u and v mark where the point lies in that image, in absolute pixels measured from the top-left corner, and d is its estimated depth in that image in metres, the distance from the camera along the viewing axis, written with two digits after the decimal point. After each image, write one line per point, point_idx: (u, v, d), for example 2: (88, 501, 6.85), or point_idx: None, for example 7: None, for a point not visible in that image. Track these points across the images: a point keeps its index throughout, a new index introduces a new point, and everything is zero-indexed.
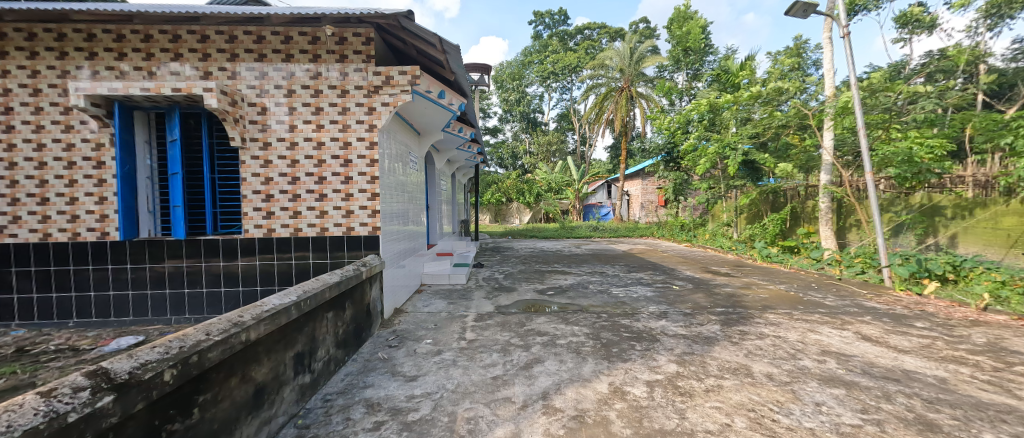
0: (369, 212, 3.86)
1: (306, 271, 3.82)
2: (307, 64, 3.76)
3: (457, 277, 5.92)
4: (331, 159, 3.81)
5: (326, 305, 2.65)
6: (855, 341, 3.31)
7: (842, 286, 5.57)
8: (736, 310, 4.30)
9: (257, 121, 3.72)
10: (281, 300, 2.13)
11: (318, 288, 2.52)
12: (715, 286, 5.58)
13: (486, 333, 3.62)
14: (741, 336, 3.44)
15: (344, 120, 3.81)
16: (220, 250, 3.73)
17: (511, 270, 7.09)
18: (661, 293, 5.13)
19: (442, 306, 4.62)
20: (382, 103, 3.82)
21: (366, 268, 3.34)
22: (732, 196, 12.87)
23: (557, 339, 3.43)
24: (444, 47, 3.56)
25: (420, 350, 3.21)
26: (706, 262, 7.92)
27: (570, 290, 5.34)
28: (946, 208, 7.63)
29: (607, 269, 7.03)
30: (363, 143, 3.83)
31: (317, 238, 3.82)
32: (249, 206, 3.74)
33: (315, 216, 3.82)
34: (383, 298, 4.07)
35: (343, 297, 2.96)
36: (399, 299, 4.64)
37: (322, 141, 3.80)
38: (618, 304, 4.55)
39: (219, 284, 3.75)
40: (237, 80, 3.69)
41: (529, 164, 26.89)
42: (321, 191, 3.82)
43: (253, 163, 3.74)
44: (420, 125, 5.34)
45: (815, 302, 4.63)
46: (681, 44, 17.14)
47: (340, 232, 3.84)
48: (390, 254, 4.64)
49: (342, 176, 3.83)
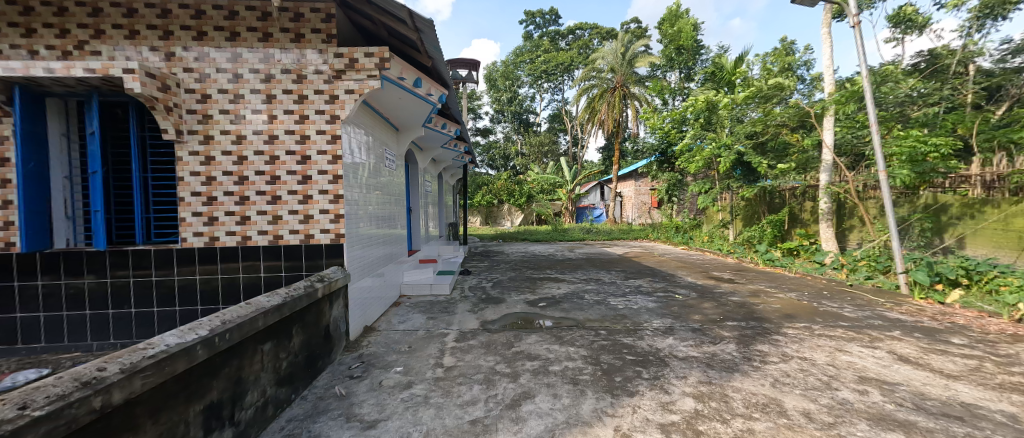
0: (331, 217, 3.33)
1: (257, 286, 3.28)
2: (255, 44, 3.21)
3: (440, 286, 5.39)
4: (285, 155, 3.27)
5: (262, 335, 2.12)
6: (892, 363, 2.87)
7: (856, 294, 5.15)
8: (750, 324, 3.83)
9: (197, 111, 3.17)
10: (181, 338, 1.59)
11: (248, 315, 1.98)
12: (721, 295, 5.12)
13: (467, 358, 3.10)
14: (761, 358, 2.98)
15: (301, 109, 3.27)
16: (153, 262, 3.16)
17: (500, 278, 6.56)
18: (664, 303, 4.66)
19: (420, 322, 4.07)
20: (346, 91, 3.29)
21: (322, 285, 2.81)
22: (729, 198, 12.54)
23: (550, 365, 2.92)
24: (416, 24, 3.06)
25: (386, 383, 2.67)
26: (707, 267, 7.50)
27: (564, 301, 4.84)
28: (953, 207, 7.27)
29: (603, 276, 6.55)
30: (324, 137, 3.30)
31: (269, 248, 3.27)
32: (187, 211, 3.18)
33: (267, 222, 3.26)
34: (350, 316, 3.51)
35: (290, 322, 2.42)
36: (372, 314, 4.09)
37: (275, 134, 3.26)
38: (617, 319, 4.06)
39: (151, 303, 3.18)
40: (173, 62, 3.15)
41: (520, 166, 26.47)
42: (274, 193, 3.27)
43: (192, 160, 3.18)
44: (397, 119, 4.81)
45: (833, 313, 4.19)
46: (675, 43, 16.69)
47: (297, 240, 3.30)
48: (365, 262, 4.09)
49: (299, 175, 3.29)
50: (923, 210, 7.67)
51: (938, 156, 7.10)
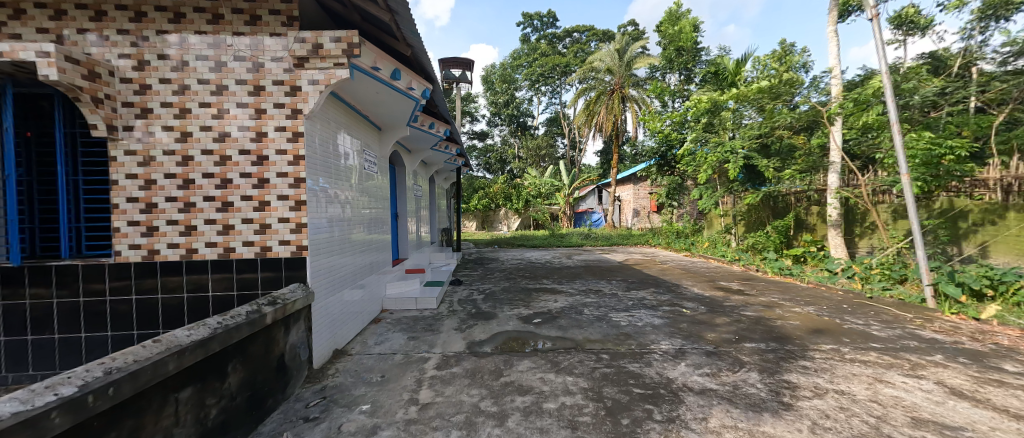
0: (292, 227, 2.90)
1: (204, 306, 2.83)
2: (204, 27, 2.79)
3: (426, 301, 4.92)
4: (237, 156, 2.82)
5: (176, 380, 1.67)
6: (947, 400, 2.44)
7: (878, 307, 4.73)
8: (771, 345, 3.39)
9: (135, 104, 2.74)
10: (28, 404, 1.15)
11: (150, 358, 1.54)
12: (733, 309, 4.68)
13: (447, 392, 2.64)
14: (792, 392, 2.54)
15: (257, 102, 2.84)
16: (81, 280, 2.70)
17: (492, 289, 6.10)
18: (672, 320, 4.22)
19: (399, 344, 3.61)
20: (309, 81, 2.87)
21: (274, 308, 2.37)
22: (731, 202, 12.15)
23: (544, 402, 2.47)
24: (388, 3, 2.64)
25: (346, 429, 2.21)
26: (713, 277, 7.06)
27: (561, 317, 4.39)
28: (972, 213, 6.86)
29: (603, 286, 6.12)
30: (283, 134, 2.87)
31: (218, 261, 2.82)
32: (121, 220, 2.73)
33: (216, 233, 2.82)
34: (316, 337, 3.05)
35: (224, 359, 1.97)
36: (345, 334, 3.62)
37: (226, 131, 2.81)
38: (620, 339, 3.61)
39: (77, 328, 2.72)
40: (105, 46, 2.71)
41: (517, 169, 26.01)
42: (224, 199, 2.82)
43: (128, 160, 2.73)
44: (378, 116, 4.39)
45: (860, 332, 3.77)
46: (674, 44, 16.14)
47: (252, 253, 2.86)
48: (339, 275, 3.63)
49: (255, 177, 2.85)
50: (938, 215, 7.28)
51: (954, 159, 6.71)
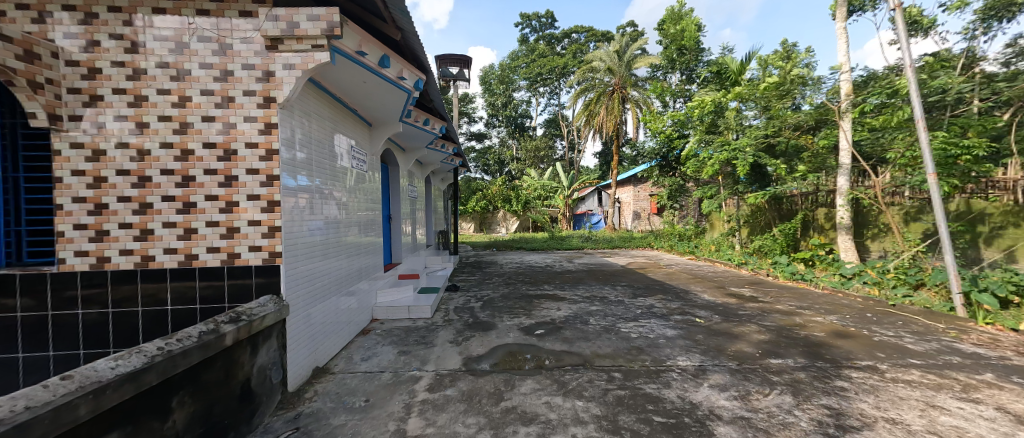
0: (263, 231, 2.55)
1: (162, 321, 2.48)
2: (162, 3, 2.45)
3: (419, 309, 4.56)
4: (201, 150, 2.48)
5: (93, 426, 1.32)
6: (1017, 431, 2.11)
7: (906, 317, 4.40)
8: (800, 362, 3.07)
9: (83, 91, 2.39)
10: None
11: (49, 401, 1.18)
12: (750, 318, 4.36)
13: (439, 421, 2.29)
14: (838, 421, 2.21)
15: (224, 90, 2.51)
16: (18, 292, 2.35)
17: (490, 296, 5.75)
18: (686, 331, 3.90)
19: (388, 360, 3.26)
20: (284, 66, 2.54)
21: (236, 327, 2.02)
22: (735, 204, 11.84)
23: (551, 434, 2.13)
24: None
25: None
26: (722, 282, 6.74)
27: (565, 328, 4.06)
28: (992, 215, 6.54)
29: (608, 293, 5.79)
30: (254, 125, 2.53)
31: (179, 269, 2.47)
32: (66, 223, 2.38)
33: (177, 238, 2.47)
34: (294, 352, 2.71)
35: (164, 392, 1.62)
36: (329, 348, 3.28)
37: (187, 122, 2.47)
38: (632, 355, 3.27)
39: (14, 347, 2.36)
40: (49, 25, 2.37)
41: (515, 171, 25.68)
42: (186, 199, 2.47)
43: (74, 155, 2.38)
44: (368, 110, 4.06)
45: (894, 345, 3.45)
46: (676, 43, 15.87)
47: (219, 260, 2.52)
48: (324, 282, 3.30)
49: (221, 175, 2.51)
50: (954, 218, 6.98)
51: (970, 159, 6.43)
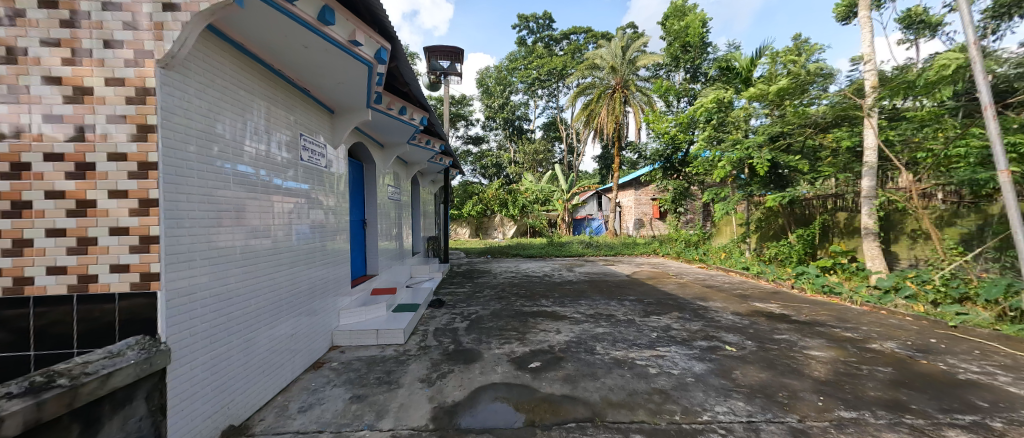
0: (132, 244, 1.78)
1: None
2: None
3: (389, 334, 3.76)
4: (42, 125, 1.71)
5: None
6: None
7: (981, 344, 3.62)
8: (882, 418, 2.28)
9: None
10: None
11: None
12: (790, 343, 3.58)
13: None
14: None
15: (75, 40, 1.74)
16: None
17: (479, 313, 4.96)
18: (718, 364, 3.12)
19: (333, 411, 2.47)
20: (162, 6, 1.80)
21: (41, 395, 1.23)
22: (746, 208, 11.04)
23: None
24: None
25: None
26: (744, 295, 5.95)
27: (567, 359, 3.28)
28: None
29: (615, 310, 5.02)
30: (121, 91, 1.78)
31: (6, 299, 1.69)
32: None
33: (3, 254, 1.69)
34: (192, 390, 1.98)
35: None
36: (260, 383, 2.53)
37: (20, 83, 1.70)
38: (656, 403, 2.49)
39: None
40: None
41: (513, 175, 24.87)
42: (15, 197, 1.68)
43: None
44: (325, 91, 3.34)
45: (991, 387, 2.67)
46: (680, 41, 15.23)
47: (63, 286, 1.73)
48: (263, 298, 2.60)
49: (70, 162, 1.73)
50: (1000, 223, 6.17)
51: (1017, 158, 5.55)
